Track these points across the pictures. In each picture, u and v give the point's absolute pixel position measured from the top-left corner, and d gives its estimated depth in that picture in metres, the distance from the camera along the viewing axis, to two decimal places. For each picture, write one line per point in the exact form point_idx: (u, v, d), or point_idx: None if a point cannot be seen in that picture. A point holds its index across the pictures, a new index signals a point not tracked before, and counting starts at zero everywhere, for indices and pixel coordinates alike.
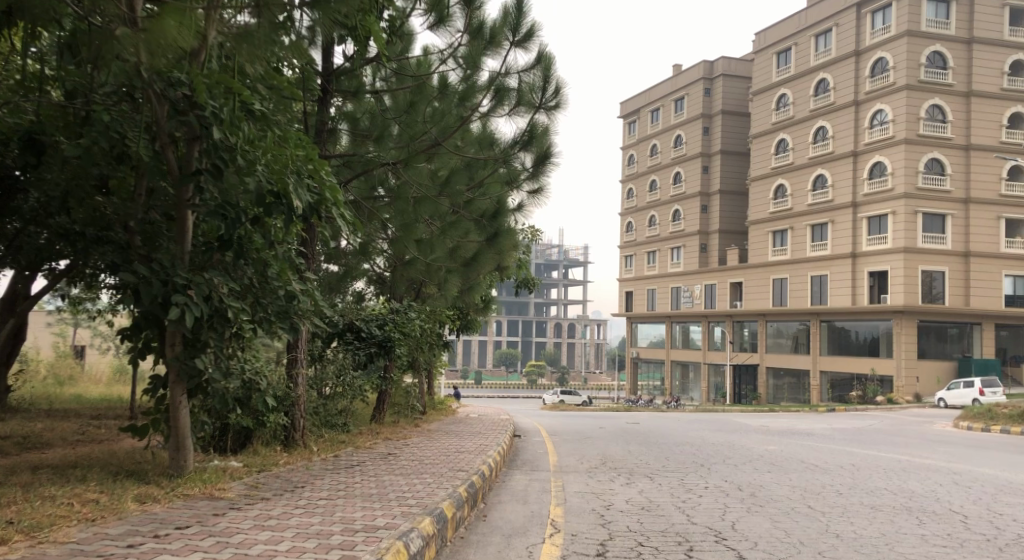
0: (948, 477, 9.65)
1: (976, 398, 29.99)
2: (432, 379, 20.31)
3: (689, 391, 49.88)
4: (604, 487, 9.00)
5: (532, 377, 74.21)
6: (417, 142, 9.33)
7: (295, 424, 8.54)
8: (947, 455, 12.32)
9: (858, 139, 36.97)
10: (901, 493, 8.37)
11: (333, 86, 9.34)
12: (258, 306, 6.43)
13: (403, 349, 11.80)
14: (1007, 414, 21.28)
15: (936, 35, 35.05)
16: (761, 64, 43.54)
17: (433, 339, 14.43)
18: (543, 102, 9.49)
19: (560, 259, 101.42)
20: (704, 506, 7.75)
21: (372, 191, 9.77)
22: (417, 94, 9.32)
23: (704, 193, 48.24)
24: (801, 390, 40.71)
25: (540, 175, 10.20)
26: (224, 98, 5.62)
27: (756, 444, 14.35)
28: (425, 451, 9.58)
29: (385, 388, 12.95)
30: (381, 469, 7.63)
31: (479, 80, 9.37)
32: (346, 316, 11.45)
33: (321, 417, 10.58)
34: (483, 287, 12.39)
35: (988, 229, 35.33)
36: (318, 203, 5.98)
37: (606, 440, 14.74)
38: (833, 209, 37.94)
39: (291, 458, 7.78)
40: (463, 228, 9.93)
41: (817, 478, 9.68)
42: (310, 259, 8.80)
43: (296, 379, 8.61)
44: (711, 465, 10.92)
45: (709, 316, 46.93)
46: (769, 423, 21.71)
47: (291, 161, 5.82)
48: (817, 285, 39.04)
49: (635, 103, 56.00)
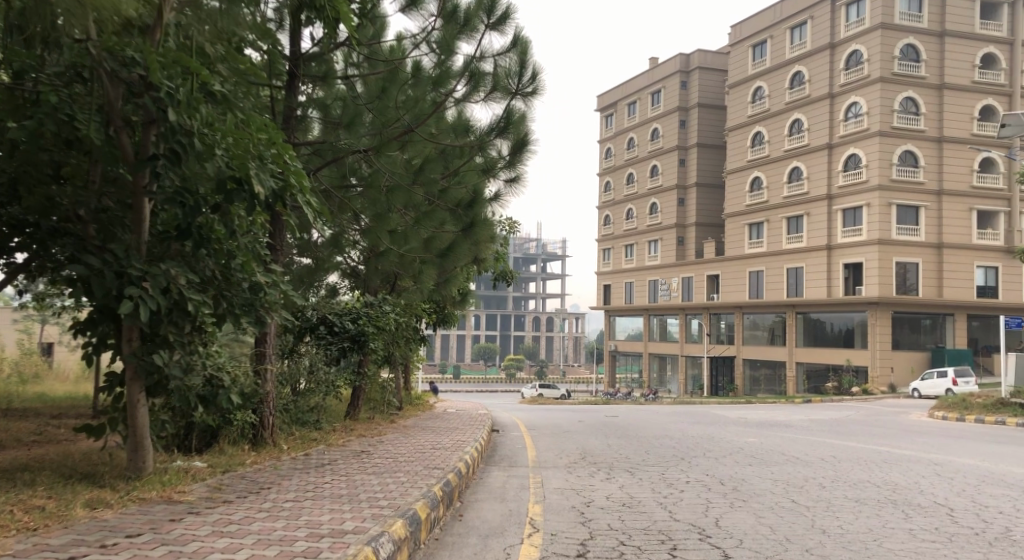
0: (929, 468, 9.54)
1: (949, 388, 30.23)
2: (409, 374, 20.06)
3: (667, 383, 49.99)
4: (584, 483, 8.79)
5: (511, 371, 74.05)
6: (389, 129, 9.04)
7: (264, 422, 8.24)
8: (925, 447, 12.25)
9: (834, 131, 37.06)
10: (884, 486, 8.24)
11: (302, 71, 8.80)
12: (221, 300, 6.15)
13: (378, 344, 11.39)
14: (981, 404, 21.39)
15: (909, 28, 35.23)
16: (736, 56, 43.58)
17: (410, 333, 14.08)
18: (519, 88, 9.28)
19: (539, 252, 101.25)
20: (687, 501, 7.57)
21: (344, 181, 9.47)
22: (390, 79, 8.99)
23: (681, 186, 48.28)
24: (777, 381, 40.82)
25: (518, 163, 9.90)
26: (181, 77, 5.30)
27: (735, 436, 14.24)
28: (400, 449, 9.30)
29: (360, 384, 12.68)
30: (353, 468, 7.36)
31: (454, 66, 9.08)
32: (317, 310, 11.10)
33: (292, 414, 10.38)
34: (460, 279, 12.17)
35: (960, 220, 35.61)
36: (282, 190, 5.63)
37: (584, 433, 14.55)
38: (809, 201, 38.06)
39: (259, 458, 7.49)
40: (438, 218, 9.70)
41: (798, 470, 9.54)
42: (279, 252, 8.48)
43: (264, 374, 8.31)
44: (692, 458, 10.76)
45: (686, 308, 46.95)
46: (748, 415, 21.64)
47: (252, 143, 5.49)
48: (793, 277, 39.16)
49: (612, 95, 55.87)
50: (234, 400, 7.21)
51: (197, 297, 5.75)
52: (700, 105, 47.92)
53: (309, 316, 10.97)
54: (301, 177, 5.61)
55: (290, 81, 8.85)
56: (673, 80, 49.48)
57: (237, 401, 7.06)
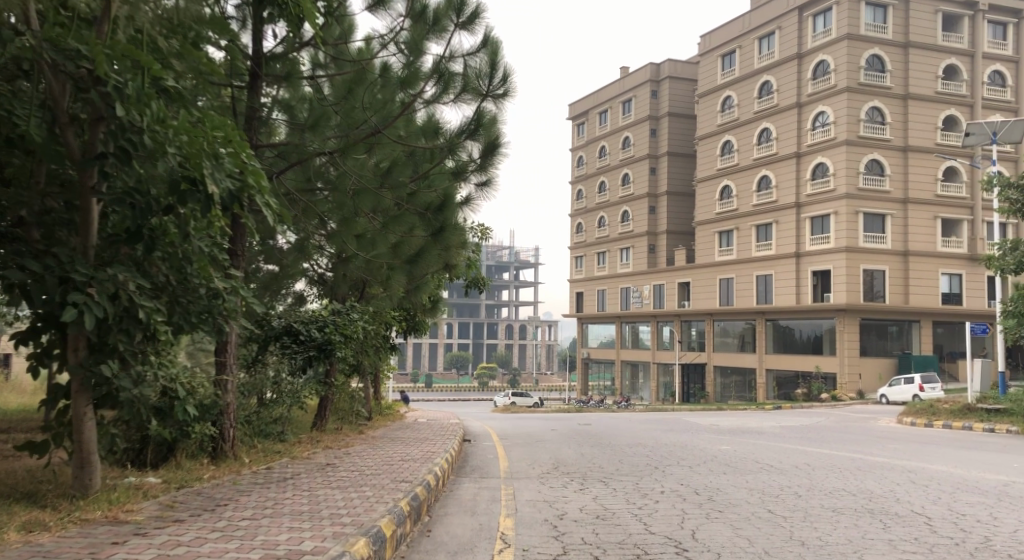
0: (903, 475, 9.47)
1: (916, 394, 30.54)
2: (379, 384, 19.75)
3: (639, 390, 50.02)
4: (557, 494, 8.57)
5: (483, 379, 73.78)
6: (356, 131, 8.74)
7: (224, 434, 7.94)
8: (898, 453, 12.21)
9: (801, 140, 37.39)
10: (860, 495, 8.12)
11: (266, 71, 8.47)
12: (176, 305, 5.88)
13: (345, 353, 11.07)
14: (949, 410, 21.53)
15: (874, 38, 35.65)
16: (705, 66, 43.89)
17: (379, 341, 13.73)
18: (490, 90, 9.10)
19: (511, 261, 101.21)
20: (662, 512, 7.40)
21: (309, 184, 9.16)
22: (357, 80, 8.74)
23: (652, 194, 48.42)
24: (747, 388, 40.99)
25: (489, 167, 9.68)
26: (130, 72, 5.01)
27: (708, 444, 14.11)
28: (367, 461, 9.02)
29: (328, 394, 12.37)
30: (316, 483, 7.06)
31: (423, 66, 8.86)
32: (282, 318, 10.66)
33: (254, 426, 10.01)
34: (431, 286, 11.92)
35: (925, 228, 36.10)
36: (239, 190, 5.33)
37: (557, 442, 14.34)
38: (777, 210, 38.33)
39: (218, 472, 7.19)
40: (408, 223, 9.42)
41: (774, 479, 9.42)
42: (239, 260, 8.20)
43: (225, 385, 8.00)
44: (666, 468, 10.60)
45: (657, 315, 47.06)
46: (720, 422, 21.57)
47: (208, 140, 5.20)
48: (762, 285, 39.39)
49: (584, 104, 56.01)
50: (192, 410, 6.91)
51: (149, 303, 5.46)
52: (670, 114, 48.17)
53: (273, 324, 10.58)
54: (259, 177, 5.34)
55: (252, 80, 8.52)
56: (644, 89, 49.71)
57: (193, 413, 6.75)
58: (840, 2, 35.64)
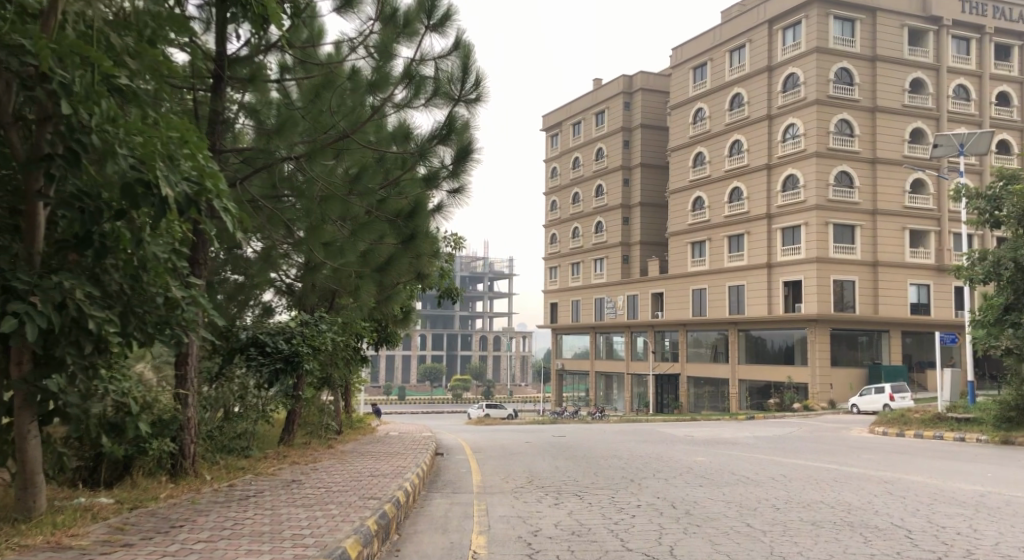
0: (879, 486, 9.36)
1: (886, 403, 30.75)
2: (350, 396, 19.41)
3: (613, 401, 49.96)
4: (531, 510, 8.35)
5: (457, 391, 73.40)
6: (324, 136, 8.49)
7: (184, 450, 7.62)
8: (872, 463, 12.15)
9: (772, 152, 37.66)
10: (837, 507, 7.98)
11: (229, 74, 8.20)
12: (130, 316, 5.59)
13: (312, 365, 10.74)
14: (921, 419, 21.61)
15: (843, 52, 36.01)
16: (677, 79, 44.17)
17: (349, 353, 13.42)
18: (463, 94, 8.93)
19: (485, 271, 100.95)
20: (639, 528, 7.19)
21: (274, 191, 8.85)
22: (326, 84, 8.48)
23: (625, 205, 48.52)
24: (720, 398, 41.06)
25: (461, 173, 9.48)
26: (79, 68, 4.76)
27: (683, 455, 13.96)
28: (335, 477, 8.72)
29: (295, 407, 12.04)
30: (280, 501, 6.77)
31: (393, 69, 8.64)
32: (248, 329, 10.32)
33: (215, 442, 9.66)
34: (402, 296, 11.68)
35: (894, 239, 36.51)
36: (196, 195, 5.10)
37: (531, 455, 14.12)
38: (749, 220, 38.55)
39: (176, 490, 6.86)
40: (377, 230, 9.17)
41: (750, 491, 9.27)
42: (200, 269, 7.90)
43: (186, 399, 7.68)
44: (642, 480, 10.40)
45: (631, 326, 47.09)
46: (695, 432, 21.45)
47: (162, 141, 4.96)
48: (735, 295, 39.53)
49: (557, 115, 56.09)
50: (147, 426, 6.59)
51: (99, 313, 5.17)
52: (643, 125, 48.35)
53: (238, 335, 10.23)
54: (218, 179, 5.12)
55: (216, 83, 8.24)
56: (617, 101, 49.87)
57: (148, 429, 6.43)
58: (809, 16, 36.00)
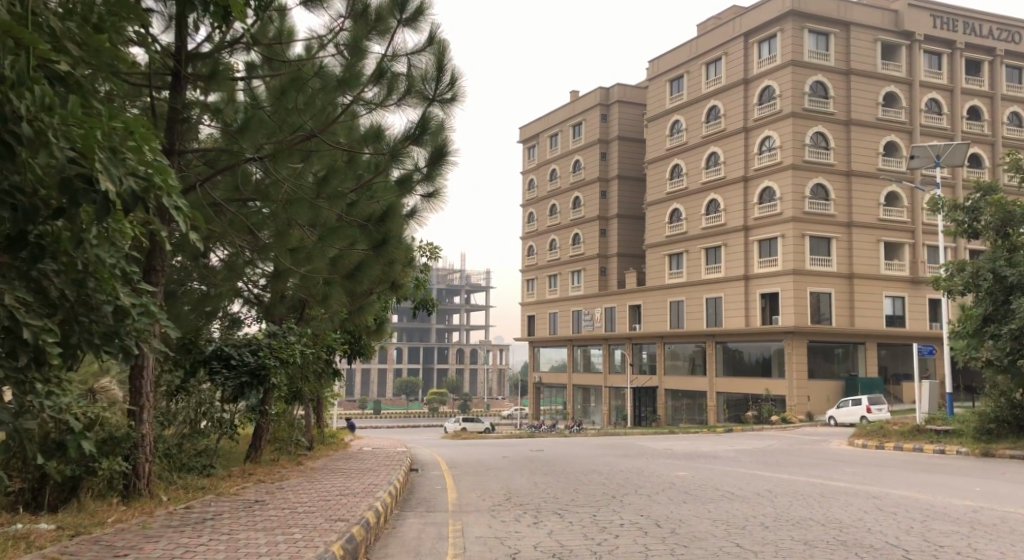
0: (868, 502, 9.06)
1: (863, 415, 30.69)
2: (322, 411, 18.87)
3: (591, 414, 49.63)
4: (508, 529, 7.93)
5: (434, 405, 72.80)
6: (289, 136, 8.08)
7: (138, 470, 7.14)
8: (856, 477, 11.87)
9: (748, 164, 37.69)
10: (828, 525, 7.65)
11: (189, 71, 7.68)
12: (75, 324, 5.24)
13: (280, 379, 10.24)
14: (899, 432, 21.46)
15: (817, 66, 36.15)
16: (654, 91, 44.22)
17: (319, 366, 12.93)
18: (437, 94, 8.50)
19: (462, 284, 100.47)
20: (625, 549, 6.79)
21: (238, 195, 8.45)
22: (293, 82, 8.03)
23: (602, 217, 48.39)
24: (698, 411, 40.83)
25: (436, 176, 9.02)
26: (9, 54, 4.28)
27: (664, 470, 13.60)
28: (301, 496, 8.23)
29: (262, 423, 11.53)
30: (239, 524, 6.28)
31: (364, 63, 8.22)
32: (212, 342, 9.89)
33: (176, 461, 9.09)
34: (374, 307, 11.26)
35: (869, 251, 36.65)
36: (144, 192, 4.65)
37: (509, 470, 13.68)
38: (726, 233, 38.49)
39: (127, 513, 6.47)
40: (347, 236, 8.81)
41: (735, 508, 8.91)
42: (157, 275, 7.43)
43: (141, 416, 7.21)
44: (624, 497, 10.03)
45: (608, 338, 46.83)
46: (674, 446, 21.12)
47: (104, 132, 4.53)
48: (712, 307, 39.40)
49: (534, 127, 55.98)
50: (92, 445, 6.13)
51: (36, 321, 4.83)
52: (620, 138, 48.31)
53: (201, 347, 9.75)
54: (167, 172, 4.72)
55: (174, 80, 7.73)
56: (593, 113, 49.81)
57: (91, 450, 5.95)
58: (784, 29, 36.11)
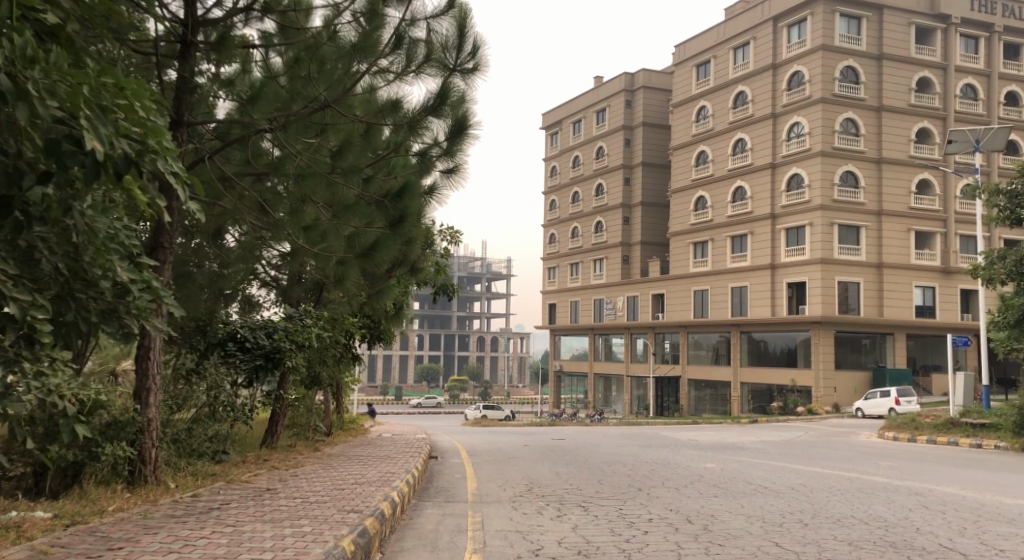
0: (912, 499, 8.57)
1: (891, 407, 30.01)
2: (342, 397, 18.62)
3: (612, 403, 49.17)
4: (531, 522, 7.54)
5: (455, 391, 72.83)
6: (303, 105, 7.68)
7: (145, 456, 6.86)
8: (895, 472, 11.36)
9: (776, 151, 36.87)
10: (872, 524, 7.17)
11: (198, 39, 7.30)
12: (71, 299, 4.99)
13: (296, 362, 9.93)
14: (933, 424, 20.80)
15: (848, 50, 35.22)
16: (680, 76, 43.33)
17: (339, 350, 12.63)
18: (457, 64, 8.06)
19: (483, 272, 100.34)
20: (655, 548, 6.35)
21: (249, 169, 8.12)
22: (309, 50, 7.63)
23: (626, 204, 47.70)
24: (721, 401, 40.23)
25: (456, 152, 8.69)
26: None
27: (692, 461, 13.13)
28: (315, 486, 7.84)
29: (279, 408, 11.21)
30: (246, 515, 5.91)
31: (382, 30, 7.77)
32: (229, 324, 9.61)
33: (185, 447, 8.77)
34: (395, 291, 10.90)
35: (900, 240, 35.76)
36: (138, 155, 4.30)
37: (531, 459, 13.29)
38: (752, 221, 37.74)
39: (130, 501, 6.16)
40: (364, 213, 8.40)
41: (770, 505, 8.44)
42: (164, 254, 7.13)
43: (147, 401, 6.90)
44: (650, 490, 9.60)
45: (631, 327, 46.28)
46: (698, 436, 20.60)
47: (93, 88, 4.14)
48: (737, 296, 38.71)
49: (558, 113, 55.34)
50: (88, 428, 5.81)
51: (26, 296, 4.56)
52: (644, 124, 47.57)
53: (215, 329, 9.45)
54: (162, 134, 4.37)
55: (182, 49, 7.37)
56: (618, 99, 49.11)
57: (85, 435, 5.63)
58: (815, 13, 35.23)
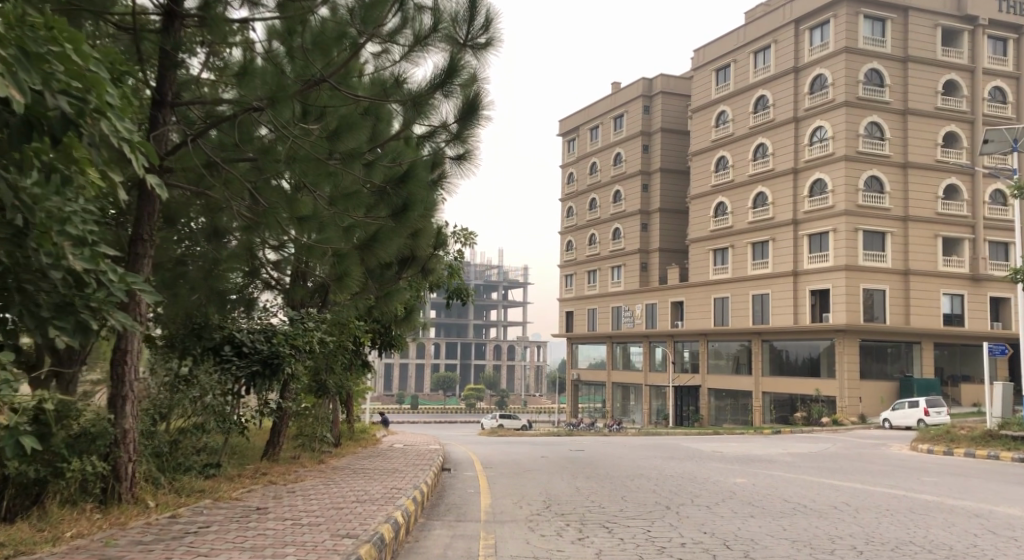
0: (972, 522, 7.71)
1: (921, 418, 28.83)
2: (352, 406, 17.90)
3: (631, 413, 48.10)
4: (550, 546, 6.76)
5: (471, 400, 71.97)
6: (290, 78, 6.84)
7: (118, 472, 6.24)
8: (942, 489, 10.49)
9: (799, 155, 35.86)
10: (939, 553, 6.34)
11: (186, 8, 6.60)
12: (17, 292, 4.74)
13: (295, 369, 9.22)
14: (969, 436, 19.76)
15: (873, 52, 34.21)
16: (700, 80, 42.35)
17: (347, 356, 11.91)
18: (469, 38, 7.20)
19: (500, 280, 99.72)
20: None
21: (236, 151, 7.33)
22: (303, 24, 6.86)
23: (644, 210, 46.83)
24: (742, 411, 39.06)
25: (466, 136, 8.01)
26: None
27: (720, 475, 12.26)
28: (310, 505, 7.06)
29: (281, 417, 10.58)
30: (221, 543, 5.15)
31: (385, 2, 7.01)
32: (227, 328, 8.88)
33: (166, 462, 8.02)
34: (406, 293, 10.00)
35: (927, 247, 34.68)
36: (78, 115, 4.06)
37: (547, 473, 12.49)
38: (773, 226, 36.81)
39: (95, 523, 5.45)
40: (364, 202, 7.88)
41: (815, 527, 7.60)
42: (144, 246, 6.45)
43: (121, 412, 6.29)
44: (678, 509, 8.80)
45: (650, 336, 45.27)
46: (723, 448, 19.63)
47: (19, 30, 3.91)
48: (759, 304, 37.70)
49: (575, 120, 54.55)
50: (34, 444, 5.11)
51: None
52: (663, 129, 46.71)
53: (212, 333, 8.67)
54: (102, 87, 4.11)
55: (167, 22, 6.66)
56: (635, 104, 48.35)
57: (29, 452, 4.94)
58: (838, 14, 34.28)
